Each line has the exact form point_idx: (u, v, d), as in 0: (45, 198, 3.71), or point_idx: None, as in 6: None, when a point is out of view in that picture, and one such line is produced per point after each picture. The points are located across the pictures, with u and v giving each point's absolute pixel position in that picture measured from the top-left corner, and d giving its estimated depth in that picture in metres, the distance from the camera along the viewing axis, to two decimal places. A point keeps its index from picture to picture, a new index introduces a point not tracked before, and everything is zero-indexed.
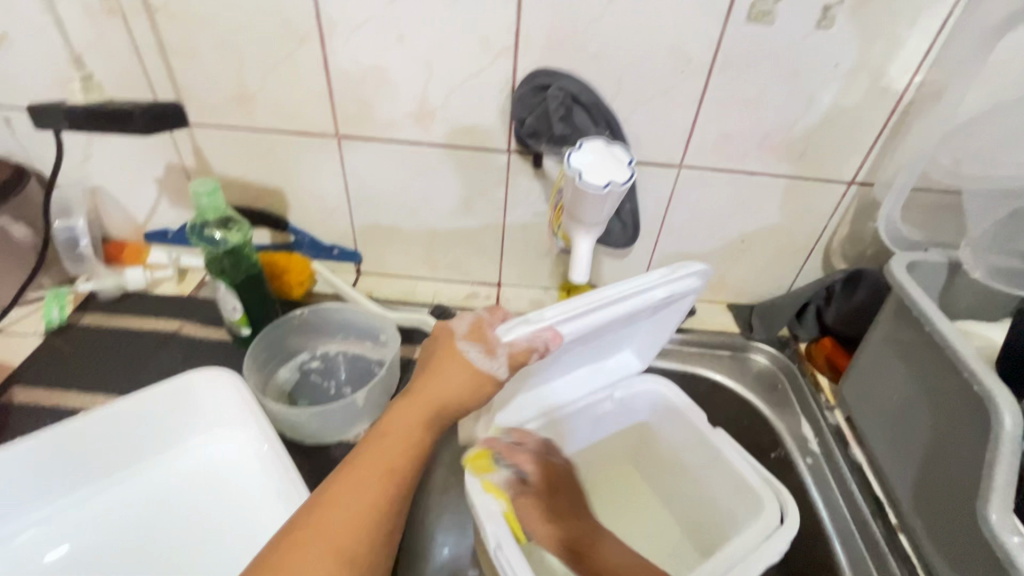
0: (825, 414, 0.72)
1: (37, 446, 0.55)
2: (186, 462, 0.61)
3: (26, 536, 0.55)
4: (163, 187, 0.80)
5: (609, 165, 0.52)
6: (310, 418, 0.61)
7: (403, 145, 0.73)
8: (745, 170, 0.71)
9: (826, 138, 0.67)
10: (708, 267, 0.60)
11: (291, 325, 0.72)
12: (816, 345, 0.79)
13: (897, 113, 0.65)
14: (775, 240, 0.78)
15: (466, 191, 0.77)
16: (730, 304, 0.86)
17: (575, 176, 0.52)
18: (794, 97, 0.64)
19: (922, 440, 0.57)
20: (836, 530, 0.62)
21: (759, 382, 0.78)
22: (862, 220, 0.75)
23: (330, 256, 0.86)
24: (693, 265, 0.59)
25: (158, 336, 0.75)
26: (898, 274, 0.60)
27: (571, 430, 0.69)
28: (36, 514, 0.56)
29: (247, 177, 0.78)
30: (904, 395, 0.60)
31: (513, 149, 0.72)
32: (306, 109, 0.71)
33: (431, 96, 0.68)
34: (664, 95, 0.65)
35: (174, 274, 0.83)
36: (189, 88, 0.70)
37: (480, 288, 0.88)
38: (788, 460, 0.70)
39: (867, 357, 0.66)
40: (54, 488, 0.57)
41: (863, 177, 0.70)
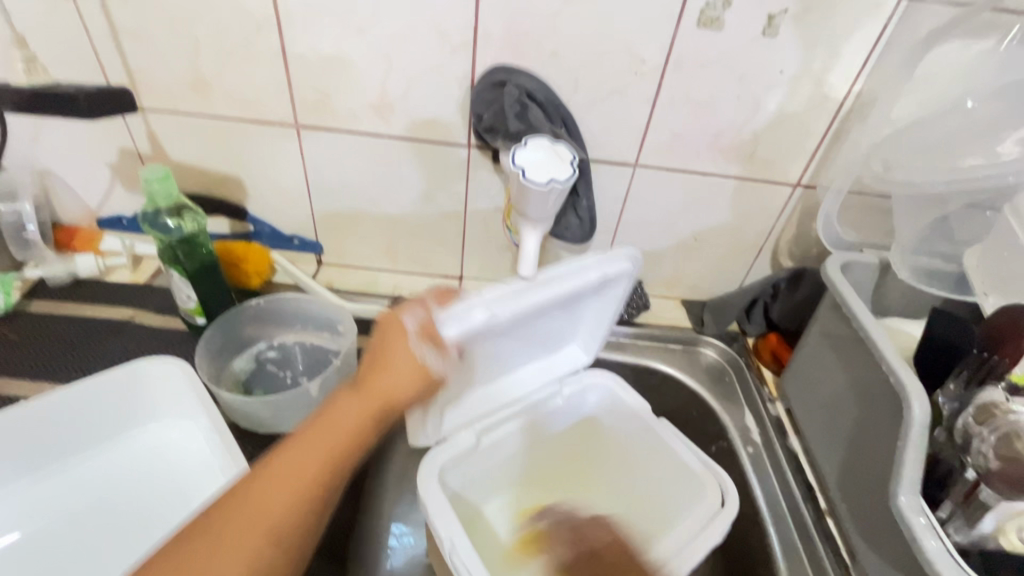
0: (767, 406, 0.75)
1: None
2: (134, 450, 0.60)
3: None
4: (116, 171, 0.78)
5: (553, 162, 0.54)
6: (262, 406, 0.62)
7: (364, 137, 0.73)
8: (696, 171, 0.74)
9: (772, 142, 0.70)
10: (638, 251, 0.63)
11: (247, 315, 0.72)
12: (762, 340, 0.82)
13: (838, 120, 0.68)
14: (726, 239, 0.81)
15: (427, 184, 0.77)
16: (684, 300, 0.89)
17: (520, 172, 0.53)
18: (741, 101, 0.67)
19: (849, 429, 0.60)
20: (770, 514, 0.65)
21: (707, 375, 0.81)
22: (806, 221, 0.78)
23: (290, 246, 0.86)
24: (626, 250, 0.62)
25: (110, 324, 0.74)
26: (833, 273, 0.63)
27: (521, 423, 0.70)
28: None
29: (204, 164, 0.77)
30: (835, 387, 0.63)
31: (473, 143, 0.73)
32: (264, 98, 0.70)
33: (391, 88, 0.69)
34: (618, 95, 0.67)
35: (128, 262, 0.81)
36: (142, 72, 0.68)
37: (441, 281, 0.89)
38: (731, 450, 0.73)
39: (806, 351, 0.70)
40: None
41: (807, 180, 0.74)
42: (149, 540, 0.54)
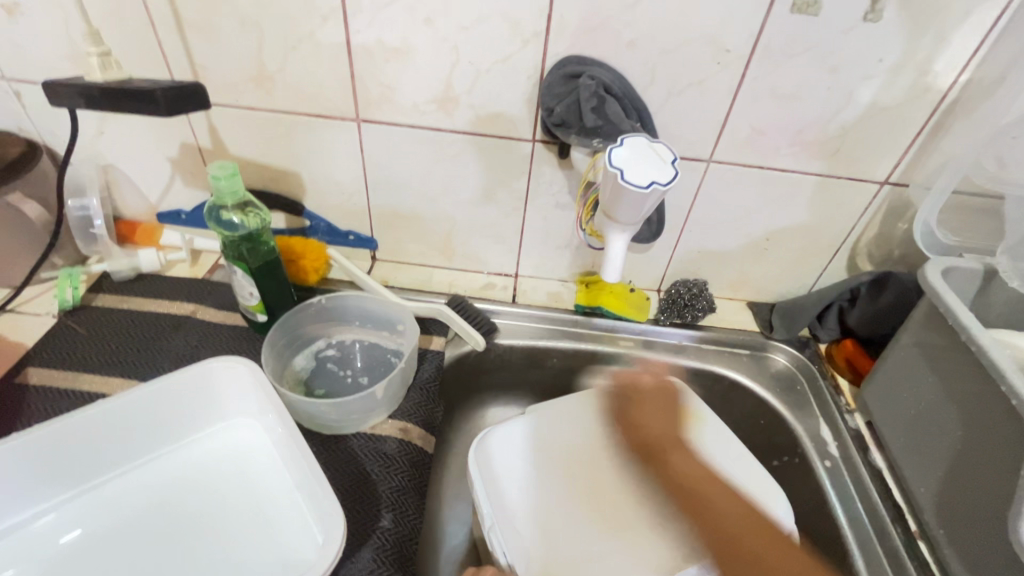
0: (845, 417, 0.71)
1: (55, 432, 0.54)
2: (203, 450, 0.60)
3: (43, 522, 0.54)
4: (177, 166, 0.78)
5: (651, 161, 0.49)
6: (330, 408, 0.61)
7: (425, 131, 0.71)
8: (775, 167, 0.69)
9: (862, 137, 0.65)
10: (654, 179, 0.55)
11: (308, 312, 0.71)
12: (837, 347, 0.78)
13: (938, 113, 0.62)
14: (801, 239, 0.77)
15: (488, 180, 0.75)
16: (749, 303, 0.85)
17: (617, 174, 0.48)
18: (831, 93, 0.62)
19: (950, 449, 0.56)
20: (854, 535, 0.61)
21: (777, 382, 0.77)
22: (892, 221, 0.73)
23: (345, 242, 0.85)
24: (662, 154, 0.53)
25: (172, 319, 0.74)
26: (933, 280, 0.58)
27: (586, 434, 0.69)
28: (54, 500, 0.55)
29: (263, 159, 0.76)
30: (935, 405, 0.58)
31: (538, 138, 0.70)
32: (326, 92, 0.69)
33: (456, 81, 0.66)
34: (697, 87, 0.63)
35: (187, 256, 0.83)
36: (206, 66, 0.68)
37: (496, 279, 0.86)
38: (806, 463, 0.70)
39: (893, 361, 0.65)
40: (71, 474, 0.56)
41: (896, 178, 0.69)
42: (219, 542, 0.53)
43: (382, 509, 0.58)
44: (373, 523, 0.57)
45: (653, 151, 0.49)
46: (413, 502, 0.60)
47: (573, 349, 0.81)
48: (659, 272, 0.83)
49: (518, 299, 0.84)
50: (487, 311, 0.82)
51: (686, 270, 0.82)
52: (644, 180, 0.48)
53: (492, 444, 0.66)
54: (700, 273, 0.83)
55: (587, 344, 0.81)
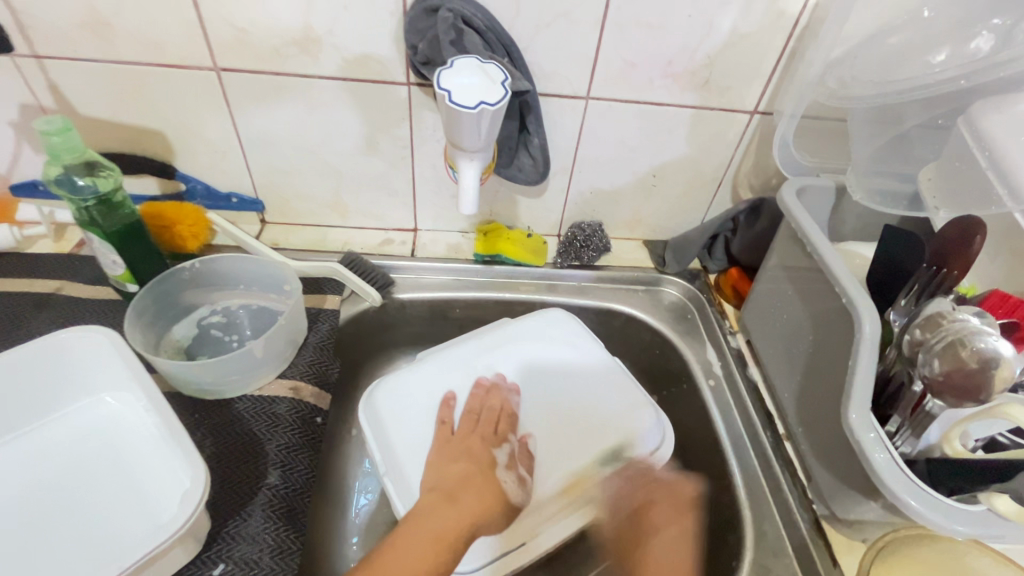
0: (728, 338, 0.75)
1: None
2: (66, 429, 0.56)
3: None
4: (20, 131, 0.71)
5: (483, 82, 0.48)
6: (207, 371, 0.59)
7: (292, 79, 0.67)
8: (651, 101, 0.70)
9: (727, 66, 0.67)
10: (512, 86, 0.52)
11: (183, 278, 0.68)
12: (724, 276, 0.81)
13: (793, 39, 0.65)
14: (685, 172, 0.79)
15: (369, 128, 0.72)
16: (646, 241, 0.88)
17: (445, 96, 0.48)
18: (694, 22, 0.63)
19: (806, 354, 0.60)
20: (731, 445, 0.66)
21: (670, 312, 0.81)
22: (764, 150, 0.76)
23: (228, 206, 0.80)
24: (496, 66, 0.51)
25: (33, 299, 0.68)
26: (789, 199, 0.62)
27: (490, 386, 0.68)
28: None
29: (120, 119, 0.70)
30: (795, 315, 0.63)
31: (412, 80, 0.67)
32: (175, 37, 0.63)
33: (315, 22, 0.62)
34: (564, 19, 0.63)
35: (49, 231, 0.76)
36: (29, 14, 0.61)
37: (395, 235, 0.84)
38: (694, 385, 0.74)
39: (766, 281, 0.69)
40: None
41: (764, 106, 0.71)
42: (89, 514, 0.50)
43: (270, 466, 0.58)
44: (260, 480, 0.56)
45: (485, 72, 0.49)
46: (303, 456, 0.59)
47: (476, 298, 0.81)
48: (557, 215, 0.84)
49: (417, 253, 0.82)
50: (385, 267, 0.81)
51: (582, 213, 0.84)
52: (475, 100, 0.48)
53: (381, 394, 0.66)
54: (596, 214, 0.84)
55: (488, 292, 0.81)
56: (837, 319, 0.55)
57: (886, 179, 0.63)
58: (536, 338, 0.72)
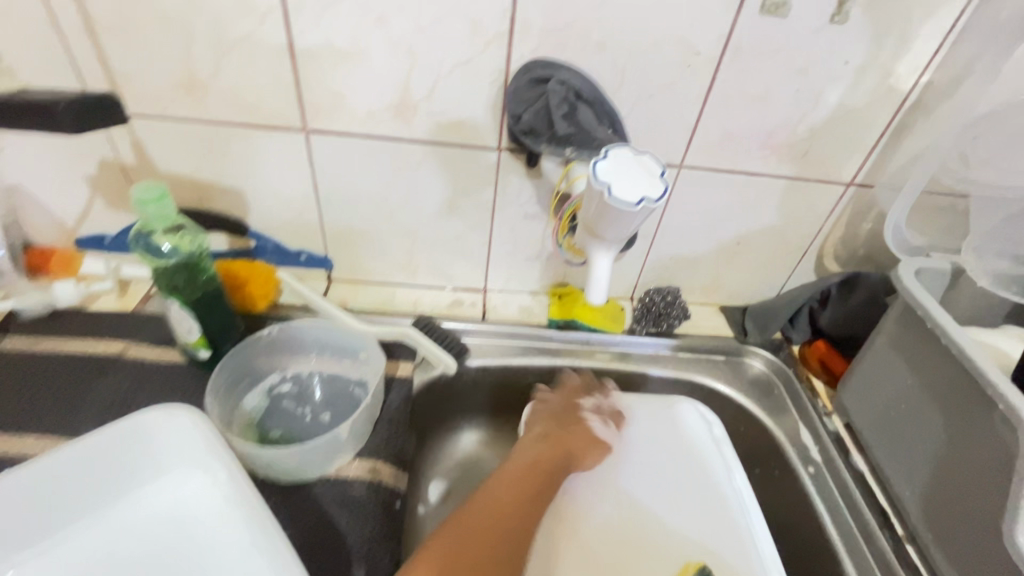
0: (824, 421, 0.70)
1: None
2: (128, 519, 0.52)
3: None
4: (96, 185, 0.69)
5: (639, 175, 0.47)
6: (290, 455, 0.55)
7: (381, 141, 0.66)
8: (746, 171, 0.68)
9: (830, 138, 0.65)
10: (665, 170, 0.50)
11: (259, 344, 0.64)
12: (809, 348, 0.78)
13: (902, 113, 0.63)
14: (771, 241, 0.76)
15: (452, 190, 0.70)
16: (722, 307, 0.84)
17: (606, 190, 0.47)
18: (800, 95, 0.61)
19: (933, 449, 0.56)
20: (845, 546, 0.61)
21: (755, 387, 0.76)
22: (857, 221, 0.73)
23: (296, 263, 0.78)
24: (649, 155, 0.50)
25: (98, 361, 0.65)
26: (908, 281, 0.59)
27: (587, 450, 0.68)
28: None
29: (199, 176, 0.68)
30: (913, 404, 0.59)
31: (504, 146, 0.65)
32: (267, 98, 0.62)
33: (414, 88, 0.61)
34: (669, 91, 0.61)
35: (114, 287, 0.73)
36: (126, 73, 0.60)
37: (464, 295, 0.81)
38: (790, 471, 0.69)
39: (869, 364, 0.65)
40: None
41: (862, 179, 0.69)
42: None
43: (354, 563, 0.53)
44: None
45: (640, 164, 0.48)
46: (387, 551, 0.55)
47: (550, 365, 0.77)
48: (633, 279, 0.81)
49: (487, 316, 0.79)
50: (456, 330, 0.77)
51: (659, 278, 0.81)
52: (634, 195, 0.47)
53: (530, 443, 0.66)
54: (674, 279, 0.81)
55: (561, 359, 0.77)
56: (983, 423, 0.50)
57: (1004, 259, 0.59)
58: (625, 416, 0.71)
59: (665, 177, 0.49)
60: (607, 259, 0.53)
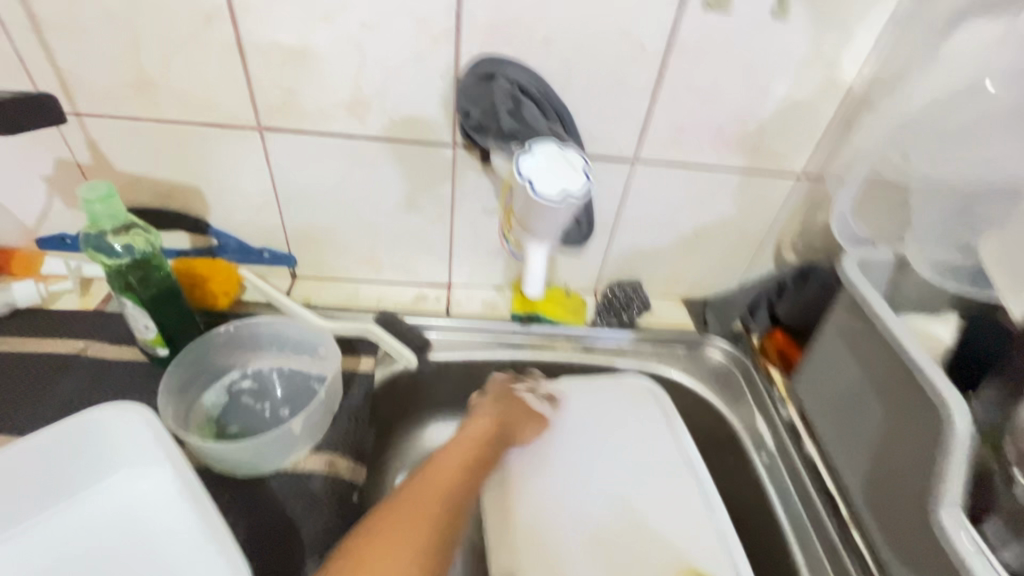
0: (778, 410, 0.72)
1: None
2: (70, 521, 0.52)
3: None
4: (53, 185, 0.69)
5: (563, 172, 0.50)
6: (243, 449, 0.55)
7: (336, 138, 0.66)
8: (699, 164, 0.69)
9: (779, 131, 0.66)
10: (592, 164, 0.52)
11: (217, 342, 0.65)
12: (768, 339, 0.78)
13: (848, 107, 0.64)
14: (729, 233, 0.77)
15: (410, 186, 0.71)
16: (685, 299, 0.85)
17: (529, 186, 0.50)
18: (748, 89, 0.62)
19: (873, 434, 0.57)
20: (793, 531, 0.62)
21: (714, 378, 0.78)
22: (812, 212, 0.74)
23: (259, 261, 0.78)
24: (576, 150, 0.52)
25: (58, 360, 0.65)
26: (850, 271, 0.60)
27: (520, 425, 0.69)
28: None
29: (156, 175, 0.69)
30: (855, 391, 0.60)
31: (459, 142, 0.66)
32: (221, 97, 0.62)
33: (366, 85, 0.61)
34: (618, 86, 0.62)
35: (75, 286, 0.73)
36: (76, 72, 0.60)
37: (428, 291, 0.82)
38: (745, 458, 0.71)
39: (819, 351, 0.66)
40: None
41: (813, 171, 0.70)
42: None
43: (308, 555, 0.54)
44: (297, 571, 0.53)
45: (563, 161, 0.50)
46: (342, 541, 0.56)
47: (513, 359, 0.77)
48: (595, 273, 0.82)
49: (451, 311, 0.80)
50: (419, 325, 0.78)
51: (621, 271, 0.81)
52: (556, 192, 0.50)
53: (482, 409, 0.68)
54: (636, 272, 0.82)
55: (524, 353, 0.78)
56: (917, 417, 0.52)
57: (948, 251, 0.60)
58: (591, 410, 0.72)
59: (587, 170, 0.51)
60: (542, 251, 0.56)
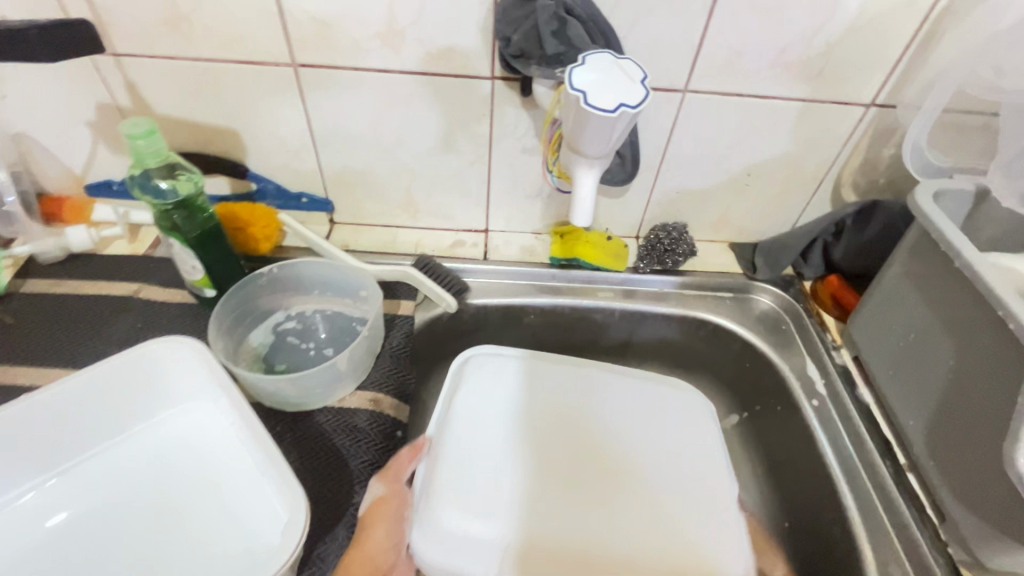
0: (832, 355, 0.69)
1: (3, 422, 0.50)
2: (133, 449, 0.55)
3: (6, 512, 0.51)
4: (97, 129, 0.70)
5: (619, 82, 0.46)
6: (290, 384, 0.57)
7: (370, 74, 0.64)
8: (755, 93, 0.64)
9: (848, 52, 0.60)
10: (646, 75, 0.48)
11: (261, 283, 0.66)
12: (821, 284, 0.75)
13: (930, 21, 0.57)
14: (784, 171, 0.72)
15: (446, 124, 0.68)
16: (732, 243, 0.82)
17: (582, 98, 0.46)
18: (816, 3, 0.56)
19: (940, 379, 0.54)
20: (844, 476, 0.60)
21: (762, 324, 0.74)
22: (878, 146, 0.69)
23: (297, 206, 0.78)
24: (629, 62, 0.49)
25: (114, 301, 0.68)
26: (923, 203, 0.55)
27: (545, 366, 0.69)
28: (11, 491, 0.52)
29: (194, 117, 0.68)
30: (921, 332, 0.56)
31: (497, 74, 0.63)
32: (254, 33, 0.61)
33: (400, 13, 0.58)
34: (670, 5, 0.57)
35: (124, 232, 0.75)
36: (110, 10, 0.59)
37: (466, 236, 0.80)
38: (793, 404, 0.68)
39: (880, 293, 0.62)
40: (23, 467, 0.52)
41: (883, 99, 0.64)
42: (164, 537, 0.50)
43: (356, 484, 0.56)
44: (347, 500, 0.55)
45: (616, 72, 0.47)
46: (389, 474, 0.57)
47: (552, 304, 0.76)
48: (637, 216, 0.78)
49: (490, 256, 0.78)
50: (457, 271, 0.77)
51: (666, 213, 0.78)
52: (612, 103, 0.46)
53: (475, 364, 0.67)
54: (681, 215, 0.78)
55: (563, 298, 0.76)
56: (990, 373, 0.48)
57: None
58: (565, 381, 0.67)
59: (643, 81, 0.48)
60: (590, 175, 0.53)
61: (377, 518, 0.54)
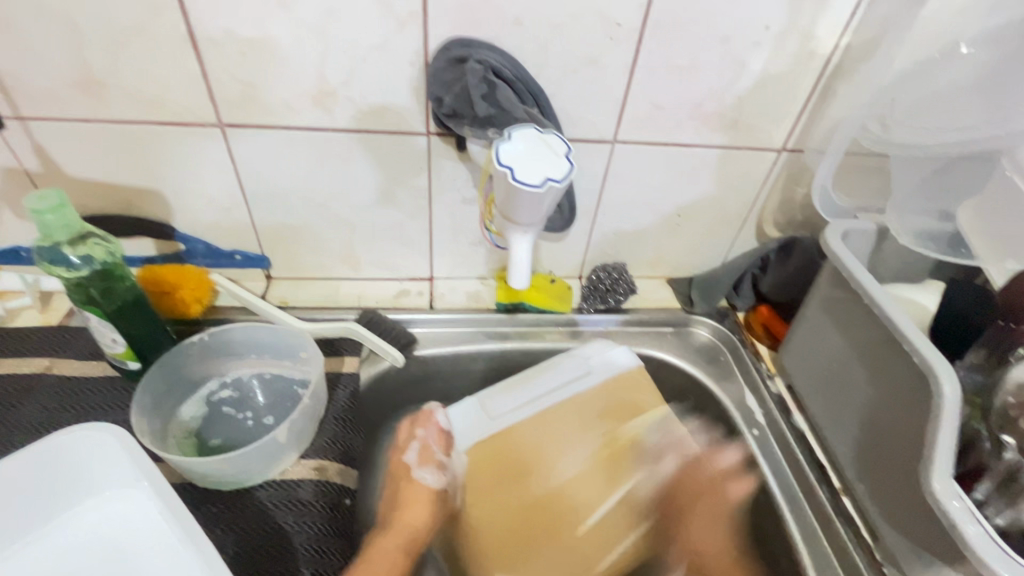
0: (767, 383, 0.72)
1: None
2: (33, 557, 0.48)
3: None
4: (0, 195, 0.65)
5: (544, 159, 0.49)
6: (224, 463, 0.53)
7: (302, 133, 0.63)
8: (679, 142, 0.68)
9: (757, 105, 0.65)
10: (573, 149, 0.52)
11: (190, 353, 0.62)
12: (753, 314, 0.80)
13: (826, 77, 0.63)
14: (711, 211, 0.76)
15: (383, 178, 0.68)
16: (670, 279, 0.85)
17: (510, 173, 0.49)
18: (725, 63, 0.61)
19: (862, 405, 0.57)
20: (787, 505, 0.63)
21: (702, 356, 0.77)
22: (792, 185, 0.74)
23: (230, 263, 0.75)
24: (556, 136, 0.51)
25: (22, 380, 0.62)
26: (832, 243, 0.60)
27: (524, 383, 0.72)
28: None
29: (113, 179, 0.65)
30: (843, 359, 0.60)
31: (432, 130, 0.64)
32: (175, 95, 0.59)
33: (330, 74, 0.58)
34: (593, 65, 0.60)
35: (34, 301, 0.69)
36: (15, 73, 0.56)
37: (410, 285, 0.80)
38: (735, 433, 0.70)
39: (804, 324, 0.66)
40: None
41: (792, 144, 0.69)
42: None
43: (299, 564, 0.52)
44: None
45: (543, 146, 0.50)
46: (335, 549, 0.54)
47: (500, 350, 0.76)
48: (578, 258, 0.80)
49: (435, 304, 0.78)
50: (402, 322, 0.76)
51: (605, 254, 0.80)
52: (538, 178, 0.49)
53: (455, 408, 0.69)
54: (619, 255, 0.81)
55: (511, 343, 0.76)
56: (905, 368, 0.51)
57: (926, 218, 0.63)
58: (537, 387, 0.71)
59: (569, 155, 0.51)
60: (526, 239, 0.56)
61: (421, 489, 0.61)
